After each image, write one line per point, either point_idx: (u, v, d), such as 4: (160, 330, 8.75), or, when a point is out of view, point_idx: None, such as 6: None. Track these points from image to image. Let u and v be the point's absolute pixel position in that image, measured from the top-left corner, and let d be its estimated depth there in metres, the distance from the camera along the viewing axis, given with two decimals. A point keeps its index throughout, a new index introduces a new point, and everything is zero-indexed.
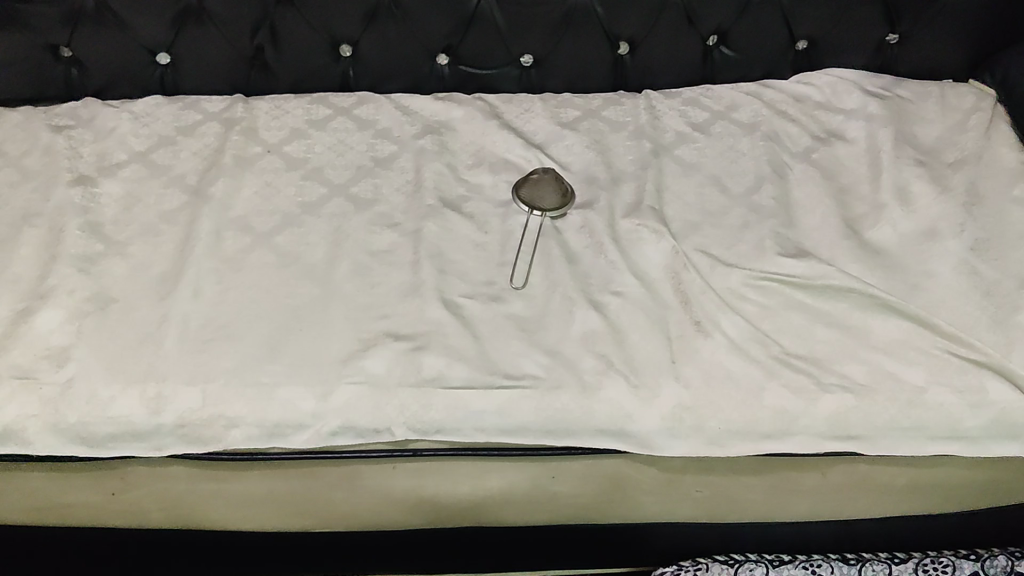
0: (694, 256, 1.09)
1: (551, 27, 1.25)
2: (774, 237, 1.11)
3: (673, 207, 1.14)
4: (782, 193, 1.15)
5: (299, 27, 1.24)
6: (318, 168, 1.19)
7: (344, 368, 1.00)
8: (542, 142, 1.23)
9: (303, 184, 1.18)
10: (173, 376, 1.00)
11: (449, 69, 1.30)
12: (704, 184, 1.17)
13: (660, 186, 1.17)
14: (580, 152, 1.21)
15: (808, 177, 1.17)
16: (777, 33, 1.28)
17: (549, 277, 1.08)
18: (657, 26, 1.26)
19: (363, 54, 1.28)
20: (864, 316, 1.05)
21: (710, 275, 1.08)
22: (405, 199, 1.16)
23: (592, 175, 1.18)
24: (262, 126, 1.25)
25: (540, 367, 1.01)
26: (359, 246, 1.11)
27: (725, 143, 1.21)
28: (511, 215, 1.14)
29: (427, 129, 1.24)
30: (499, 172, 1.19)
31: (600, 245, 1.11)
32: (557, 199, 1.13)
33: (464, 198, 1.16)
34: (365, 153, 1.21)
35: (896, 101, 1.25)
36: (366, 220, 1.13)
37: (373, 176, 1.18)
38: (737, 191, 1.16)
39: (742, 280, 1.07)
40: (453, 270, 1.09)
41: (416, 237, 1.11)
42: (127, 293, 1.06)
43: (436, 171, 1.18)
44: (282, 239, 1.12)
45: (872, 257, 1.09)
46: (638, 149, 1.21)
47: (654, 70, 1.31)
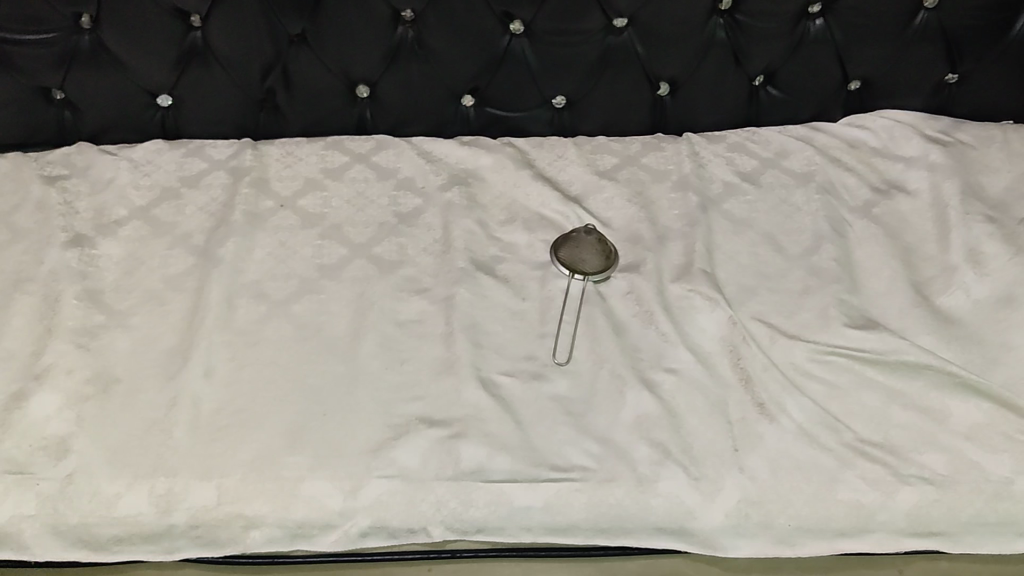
0: (753, 327, 1.00)
1: (588, 68, 1.15)
2: (838, 305, 1.02)
3: (725, 269, 1.05)
4: (843, 253, 1.06)
5: (315, 69, 1.14)
6: (336, 225, 1.09)
7: (373, 460, 0.91)
8: (579, 195, 1.14)
9: (320, 243, 1.07)
10: (184, 471, 0.90)
11: (474, 111, 1.20)
12: (758, 243, 1.08)
13: (710, 246, 1.07)
14: (621, 207, 1.11)
15: (870, 235, 1.08)
16: (830, 73, 1.18)
17: (596, 352, 0.99)
18: (702, 66, 1.16)
19: (382, 96, 1.18)
20: (941, 396, 0.96)
21: (771, 349, 0.98)
22: (434, 261, 1.06)
23: (636, 233, 1.08)
24: (273, 176, 1.14)
25: (590, 457, 0.91)
26: (385, 315, 1.01)
27: (778, 196, 1.12)
28: (550, 279, 1.05)
29: (454, 179, 1.14)
30: (534, 229, 1.09)
31: (649, 314, 1.01)
32: (599, 262, 1.03)
33: (497, 259, 1.07)
34: (386, 208, 1.11)
35: (959, 148, 1.16)
36: (391, 285, 1.04)
37: (397, 234, 1.08)
38: (794, 251, 1.07)
39: (806, 355, 0.98)
40: (489, 343, 0.99)
41: (448, 305, 1.02)
42: (132, 372, 0.96)
43: (466, 229, 1.09)
44: (299, 307, 1.02)
45: (945, 327, 1.00)
46: (683, 203, 1.11)
47: (695, 112, 1.21)
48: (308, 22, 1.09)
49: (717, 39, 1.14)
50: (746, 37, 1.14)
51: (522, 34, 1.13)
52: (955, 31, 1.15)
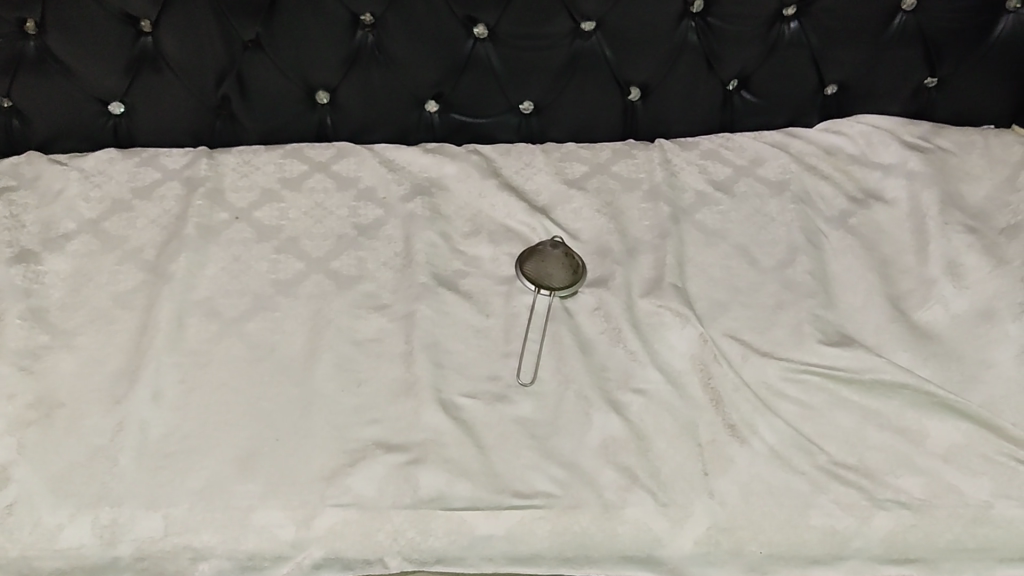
0: (724, 344, 0.96)
1: (555, 73, 1.11)
2: (813, 321, 0.98)
3: (697, 283, 1.02)
4: (818, 266, 1.03)
5: (271, 75, 1.09)
6: (293, 237, 1.05)
7: (327, 488, 0.87)
8: (547, 205, 1.10)
9: (275, 257, 1.03)
10: (130, 499, 0.86)
11: (439, 117, 1.16)
12: (731, 255, 1.04)
13: (681, 259, 1.03)
14: (589, 218, 1.07)
15: (846, 247, 1.05)
16: (806, 77, 1.15)
17: (561, 371, 0.95)
18: (674, 70, 1.13)
19: (342, 102, 1.13)
20: (918, 416, 0.92)
21: (743, 369, 0.95)
22: (394, 275, 1.02)
23: (605, 245, 1.04)
24: (229, 187, 1.10)
25: (554, 482, 0.88)
26: (342, 334, 0.97)
27: (752, 206, 1.08)
28: (515, 294, 1.01)
29: (416, 189, 1.10)
30: (499, 242, 1.05)
31: (617, 331, 0.97)
32: (567, 276, 1.00)
33: (461, 273, 1.03)
34: (346, 219, 1.07)
35: (938, 155, 1.13)
36: (349, 302, 1.00)
37: (357, 248, 1.04)
38: (768, 264, 1.03)
39: (780, 374, 0.94)
40: (450, 363, 0.95)
41: (408, 323, 0.98)
42: (77, 396, 0.92)
43: (429, 242, 1.05)
44: (252, 325, 0.98)
45: (923, 344, 0.97)
46: (654, 214, 1.07)
47: (668, 117, 1.18)
48: (262, 26, 1.05)
49: (689, 43, 1.10)
50: (718, 40, 1.10)
51: (486, 38, 1.09)
52: (934, 33, 1.11)
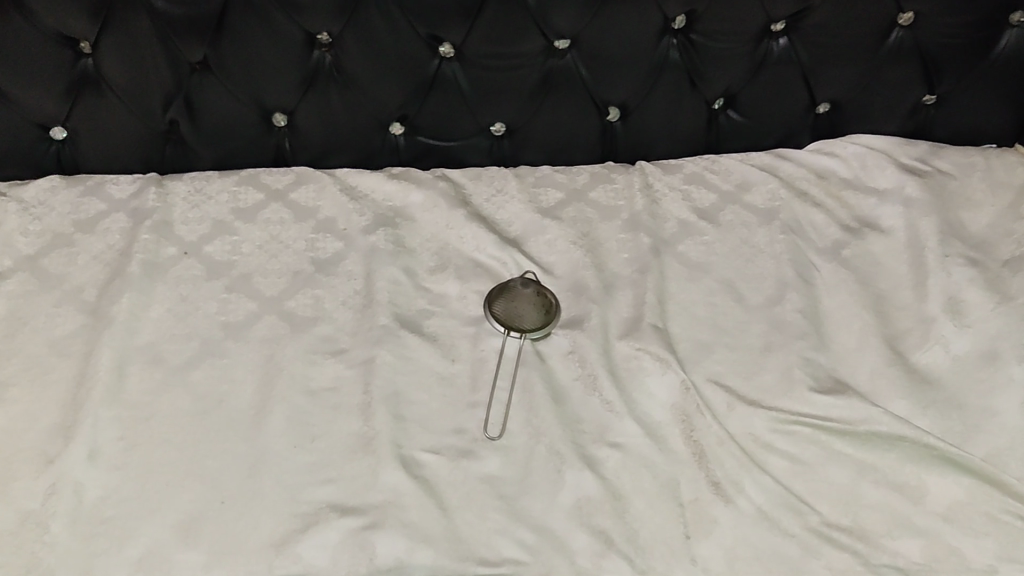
0: (708, 392, 0.89)
1: (528, 94, 1.04)
2: (803, 365, 0.91)
3: (679, 322, 0.94)
4: (809, 303, 0.96)
5: (222, 98, 1.02)
6: (245, 274, 0.98)
7: (275, 558, 0.79)
8: (519, 236, 1.02)
9: (225, 296, 0.96)
10: (61, 571, 0.78)
11: (405, 140, 1.09)
12: (716, 291, 0.97)
13: (663, 296, 0.96)
14: (564, 250, 1.00)
15: (839, 282, 0.97)
16: (796, 95, 1.08)
17: (531, 423, 0.88)
18: (655, 90, 1.05)
19: (301, 126, 1.06)
20: (917, 471, 0.85)
21: (728, 419, 0.88)
22: (354, 317, 0.95)
23: (580, 281, 0.97)
24: (178, 218, 1.03)
25: (523, 548, 0.80)
26: (296, 383, 0.90)
27: (738, 236, 1.01)
28: (484, 336, 0.94)
29: (379, 220, 1.03)
30: (467, 279, 0.98)
31: (593, 378, 0.90)
32: (539, 317, 0.93)
33: (425, 314, 0.96)
34: (302, 253, 1.00)
35: (937, 179, 1.06)
36: (304, 347, 0.92)
37: (313, 285, 0.97)
38: (755, 300, 0.96)
39: (768, 425, 0.87)
40: (412, 415, 0.88)
41: (367, 370, 0.91)
42: (5, 456, 0.84)
43: (391, 279, 0.97)
44: (199, 375, 0.90)
45: (921, 389, 0.90)
46: (634, 246, 1.00)
47: (649, 139, 1.10)
48: (210, 47, 0.97)
49: (670, 61, 1.03)
50: (702, 58, 1.03)
51: (453, 57, 1.01)
52: (931, 49, 1.05)
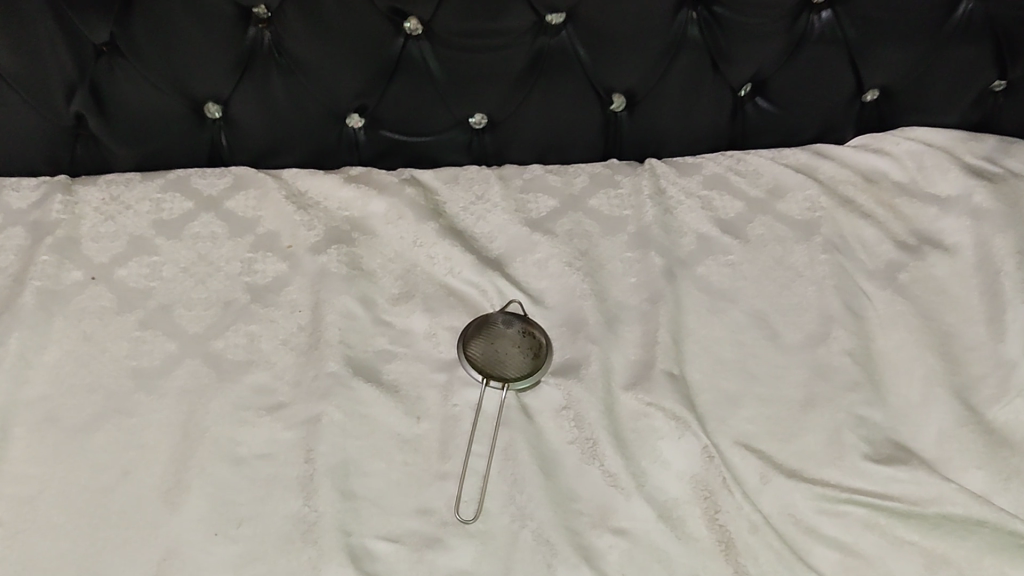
0: (737, 460, 0.71)
1: (514, 80, 0.85)
2: (855, 427, 0.73)
3: (699, 367, 0.76)
4: (860, 344, 0.77)
5: (139, 86, 0.83)
6: (165, 306, 0.80)
7: None
8: (503, 255, 0.84)
9: (139, 335, 0.78)
10: None
11: (366, 135, 0.90)
12: (744, 327, 0.78)
13: (679, 332, 0.78)
14: (557, 273, 0.81)
15: (896, 315, 0.79)
16: (839, 79, 0.89)
17: (515, 501, 0.69)
18: (669, 75, 0.86)
19: (239, 118, 0.87)
20: (1000, 565, 0.67)
21: (761, 498, 0.70)
22: (296, 361, 0.77)
23: (577, 313, 0.79)
24: (88, 234, 0.84)
25: None
26: (221, 451, 0.72)
27: (771, 256, 0.83)
28: (457, 386, 0.75)
29: (333, 236, 0.84)
30: (437, 311, 0.80)
31: (592, 442, 0.72)
32: (527, 362, 0.75)
33: (385, 357, 0.77)
34: (236, 278, 0.82)
35: (1010, 184, 0.87)
36: (234, 402, 0.74)
37: (247, 320, 0.79)
38: (793, 340, 0.78)
39: (812, 504, 0.69)
40: (365, 492, 0.70)
41: (310, 433, 0.72)
42: None
43: (344, 311, 0.79)
44: (100, 438, 0.72)
45: (1003, 457, 0.72)
46: (643, 267, 0.82)
47: (662, 132, 0.92)
48: (117, 24, 0.78)
49: (688, 39, 0.84)
50: (727, 36, 0.84)
51: (420, 35, 0.82)
52: (1008, 25, 0.86)
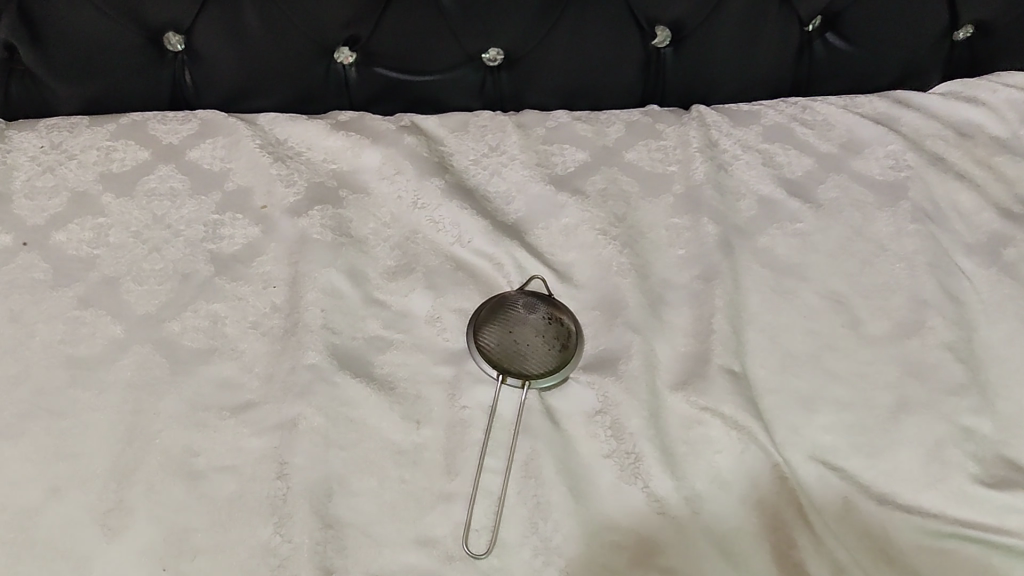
0: (813, 482, 0.57)
1: (538, 8, 0.70)
2: (960, 441, 0.59)
3: (766, 362, 0.62)
4: (960, 336, 0.63)
5: (82, 11, 0.68)
6: (111, 280, 0.66)
7: None
8: (521, 220, 0.69)
9: (77, 315, 0.64)
10: None
11: (358, 74, 0.75)
12: (818, 313, 0.64)
13: (739, 318, 0.63)
14: (589, 243, 0.67)
15: (1003, 300, 0.65)
16: (929, 11, 0.74)
17: (538, 531, 0.55)
18: (726, 3, 0.71)
19: (205, 52, 0.72)
20: None
21: (845, 531, 0.56)
22: (269, 349, 0.62)
23: (614, 293, 0.65)
24: (21, 189, 0.70)
25: None
26: (173, 462, 0.58)
27: (847, 224, 0.69)
28: (465, 384, 0.61)
29: (316, 195, 0.70)
30: (443, 289, 0.65)
31: (634, 456, 0.58)
32: (552, 357, 0.61)
33: (377, 346, 0.63)
34: (198, 245, 0.68)
35: None
36: (190, 402, 0.60)
37: (210, 298, 0.65)
38: (878, 330, 0.64)
39: (909, 540, 0.55)
40: (351, 517, 0.56)
41: (284, 441, 0.58)
42: None
43: (328, 288, 0.65)
44: (23, 444, 0.58)
45: None
46: (694, 237, 0.67)
47: (712, 74, 0.77)
48: None
49: None
50: None
51: None
52: None
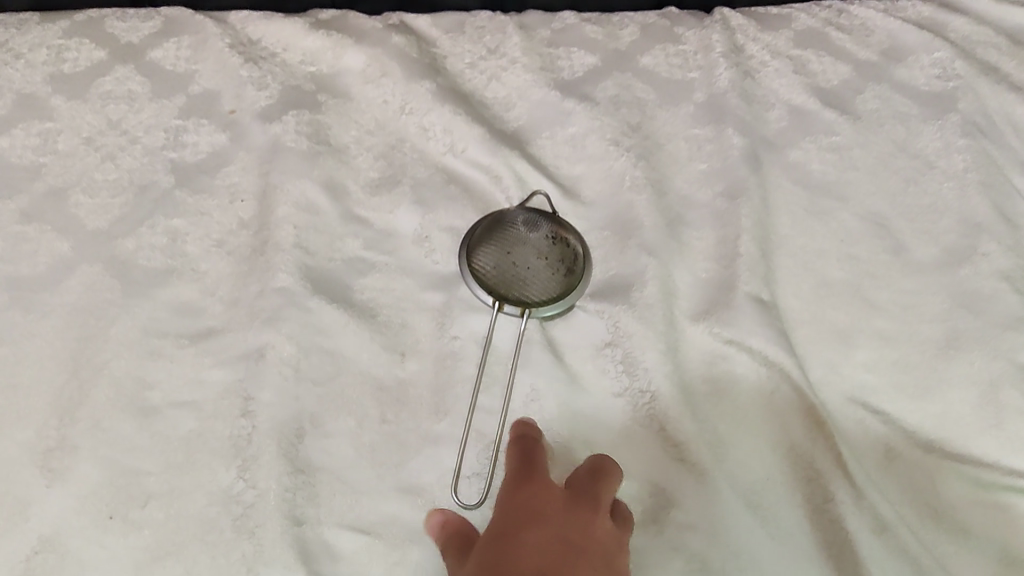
0: (851, 426, 0.50)
1: None
2: (1019, 381, 0.51)
3: (797, 290, 0.55)
4: (1018, 263, 0.56)
5: None
6: (58, 190, 0.58)
7: None
8: (522, 128, 0.62)
9: (18, 229, 0.56)
10: None
11: None
12: (856, 237, 0.57)
13: (768, 241, 0.56)
14: (598, 155, 0.60)
15: None
16: None
17: None
18: None
19: None
20: None
21: (886, 482, 0.49)
22: (236, 270, 0.55)
23: (625, 212, 0.57)
24: None
25: None
26: (124, 396, 0.51)
27: (889, 138, 0.61)
28: (458, 311, 0.54)
29: (292, 99, 0.62)
30: (434, 204, 0.58)
31: (649, 396, 0.51)
32: (557, 284, 0.54)
33: (358, 268, 0.56)
34: (159, 153, 0.60)
35: None
36: (144, 328, 0.53)
37: (170, 212, 0.57)
38: (924, 257, 0.56)
39: (960, 494, 0.49)
40: (325, 461, 0.49)
41: (250, 374, 0.51)
42: None
43: (304, 203, 0.57)
44: None
45: None
46: (717, 150, 0.60)
47: None
48: None
49: None
50: None
51: None
52: None
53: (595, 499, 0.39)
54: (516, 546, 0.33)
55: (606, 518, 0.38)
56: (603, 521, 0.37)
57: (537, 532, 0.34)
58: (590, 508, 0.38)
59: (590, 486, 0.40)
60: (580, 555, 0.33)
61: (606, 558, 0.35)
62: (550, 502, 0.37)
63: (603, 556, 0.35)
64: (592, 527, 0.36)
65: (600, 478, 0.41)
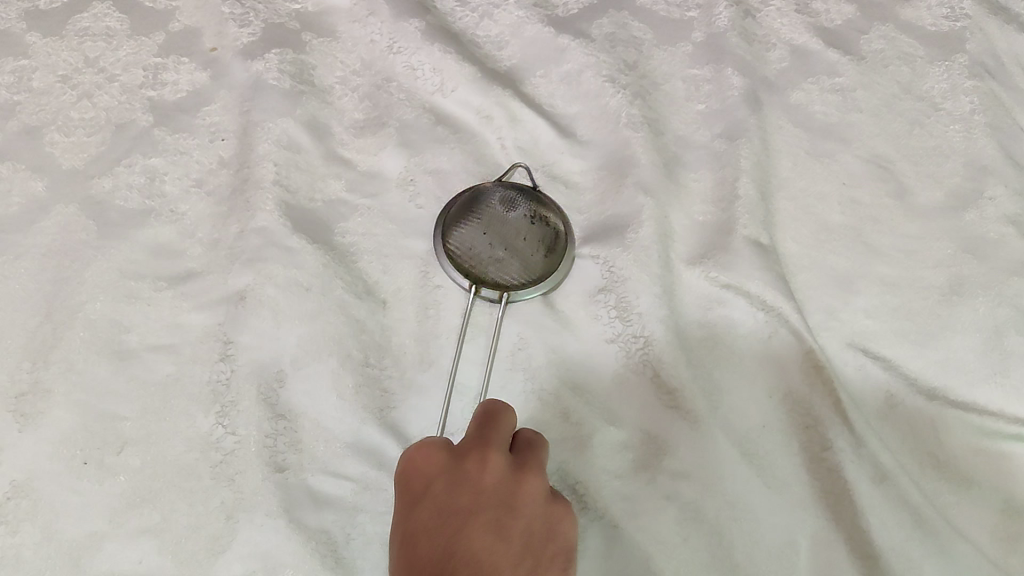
0: (850, 372, 0.49)
1: None
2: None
3: (796, 234, 0.53)
4: None
5: None
6: (32, 129, 0.56)
7: None
8: (515, 68, 0.60)
9: None
10: None
11: None
12: (858, 180, 0.55)
13: (767, 184, 0.54)
14: (594, 93, 0.58)
15: None
16: None
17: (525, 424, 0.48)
18: None
19: None
20: None
21: (885, 431, 0.48)
22: (216, 211, 0.53)
23: (620, 153, 0.55)
24: None
25: None
26: (99, 340, 0.49)
27: (895, 79, 0.59)
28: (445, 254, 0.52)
29: (276, 36, 0.60)
30: (422, 146, 0.56)
31: (642, 341, 0.49)
32: (536, 266, 0.52)
33: (342, 211, 0.54)
34: (137, 90, 0.57)
35: None
36: (121, 271, 0.51)
37: (148, 151, 0.55)
38: (928, 201, 0.54)
39: (962, 442, 0.47)
40: (307, 407, 0.48)
41: (230, 318, 0.50)
42: None
43: (286, 143, 0.55)
44: None
45: None
46: (716, 90, 0.58)
47: None
48: None
49: None
50: None
51: None
52: None
53: (483, 452, 0.38)
54: (409, 550, 0.33)
55: (496, 461, 0.38)
56: (492, 465, 0.37)
57: (425, 520, 0.34)
58: (476, 453, 0.38)
59: (475, 429, 0.40)
60: (469, 523, 0.34)
61: (498, 510, 0.35)
62: (438, 479, 0.37)
63: (492, 521, 0.34)
64: (479, 478, 0.36)
65: (487, 423, 0.40)
